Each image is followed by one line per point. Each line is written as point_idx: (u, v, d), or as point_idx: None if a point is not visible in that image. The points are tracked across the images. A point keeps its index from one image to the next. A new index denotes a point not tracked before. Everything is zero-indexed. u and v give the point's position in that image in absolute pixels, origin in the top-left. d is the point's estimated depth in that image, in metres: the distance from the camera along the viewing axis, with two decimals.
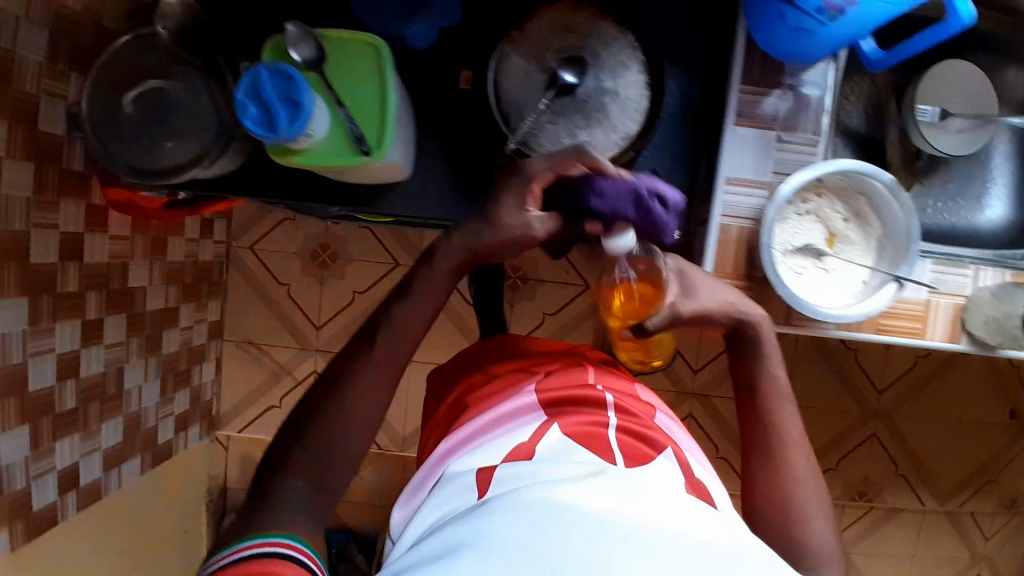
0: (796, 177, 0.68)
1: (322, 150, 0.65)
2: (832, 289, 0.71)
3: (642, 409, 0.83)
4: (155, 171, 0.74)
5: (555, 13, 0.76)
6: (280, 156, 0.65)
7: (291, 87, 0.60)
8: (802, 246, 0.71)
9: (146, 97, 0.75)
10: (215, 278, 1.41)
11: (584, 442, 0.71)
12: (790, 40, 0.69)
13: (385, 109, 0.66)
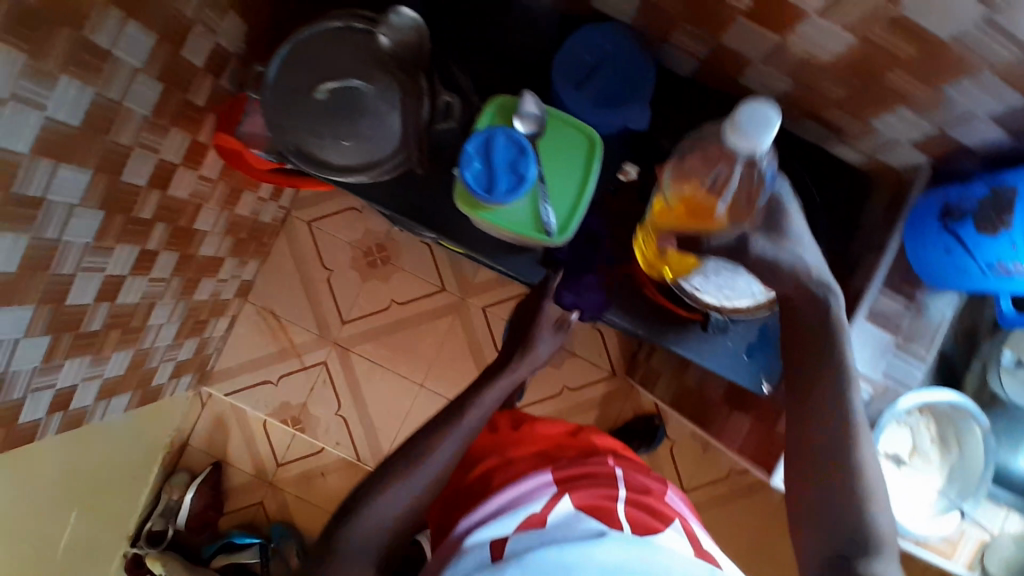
0: (921, 397, 0.76)
1: (509, 216, 0.66)
2: (905, 497, 0.81)
3: (645, 482, 0.81)
4: (325, 165, 0.75)
5: None
6: (469, 205, 0.66)
7: (521, 160, 0.63)
8: (889, 454, 0.81)
9: (340, 92, 0.73)
10: (265, 240, 1.38)
11: (591, 512, 0.70)
12: (944, 273, 0.76)
13: (580, 198, 0.68)
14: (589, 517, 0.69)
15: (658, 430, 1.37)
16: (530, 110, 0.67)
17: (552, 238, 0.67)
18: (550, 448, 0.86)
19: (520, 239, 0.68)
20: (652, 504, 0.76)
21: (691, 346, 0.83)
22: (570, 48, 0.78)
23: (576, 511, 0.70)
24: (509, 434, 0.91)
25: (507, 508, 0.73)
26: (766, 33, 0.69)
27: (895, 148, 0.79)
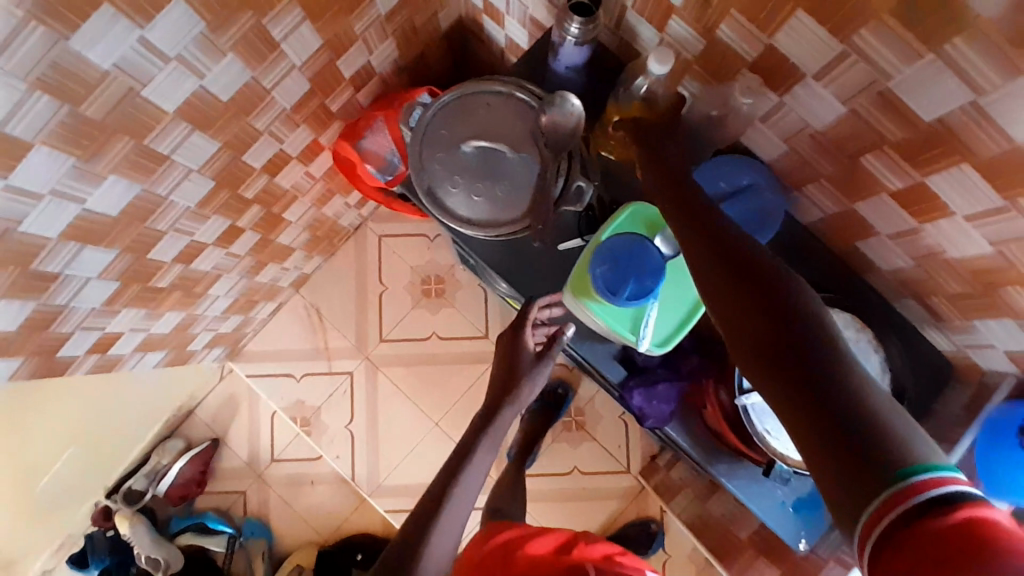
0: None
1: (617, 314, 0.74)
2: None
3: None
4: (450, 213, 0.80)
5: (845, 321, 0.85)
6: (587, 295, 0.74)
7: (650, 276, 0.72)
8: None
9: (488, 151, 0.80)
10: (335, 241, 1.40)
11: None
12: (1009, 479, 0.78)
13: (682, 325, 0.75)
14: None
15: (655, 538, 1.34)
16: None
17: (645, 349, 0.74)
18: (540, 567, 0.77)
19: (615, 336, 0.76)
20: None
21: (741, 485, 0.83)
22: (716, 165, 0.88)
23: None
24: (494, 552, 0.83)
25: None
26: (907, 215, 0.75)
27: (989, 353, 0.81)
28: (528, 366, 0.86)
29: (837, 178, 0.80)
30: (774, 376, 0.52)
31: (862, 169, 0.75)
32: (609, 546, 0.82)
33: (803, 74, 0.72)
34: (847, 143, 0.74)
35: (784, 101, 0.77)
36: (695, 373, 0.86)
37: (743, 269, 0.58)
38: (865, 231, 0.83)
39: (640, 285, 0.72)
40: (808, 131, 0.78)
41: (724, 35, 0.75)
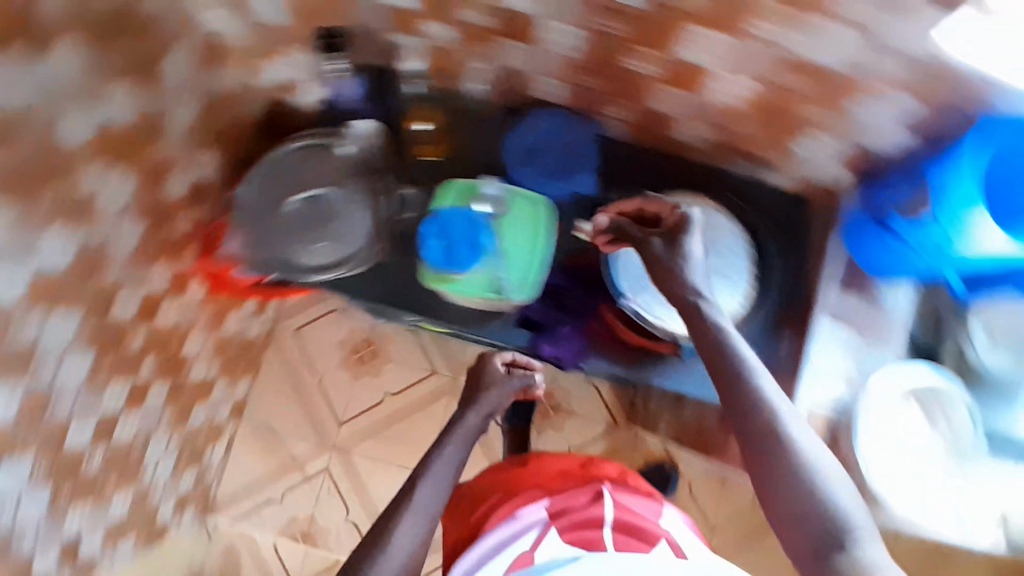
0: (885, 378, 0.84)
1: (473, 281, 0.88)
2: (901, 477, 0.82)
3: (636, 503, 0.82)
4: (305, 266, 0.88)
5: (681, 202, 0.91)
6: (440, 279, 0.88)
7: (476, 235, 0.87)
8: (893, 443, 0.83)
9: (310, 202, 0.89)
10: (253, 355, 1.40)
11: (578, 546, 0.74)
12: (889, 261, 0.84)
13: (529, 264, 0.89)
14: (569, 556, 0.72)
15: (671, 479, 1.35)
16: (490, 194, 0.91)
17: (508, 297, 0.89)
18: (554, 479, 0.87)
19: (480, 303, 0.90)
20: (637, 520, 0.78)
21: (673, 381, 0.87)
22: (513, 141, 0.95)
23: (564, 544, 0.74)
24: (507, 472, 0.91)
25: (504, 545, 0.76)
26: (683, 91, 0.81)
27: (819, 167, 0.86)
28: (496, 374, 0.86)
29: (620, 89, 0.85)
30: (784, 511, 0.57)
31: (627, 72, 0.81)
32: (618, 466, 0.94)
33: (537, 20, 0.76)
34: (605, 56, 0.80)
35: (539, 49, 0.82)
36: (582, 310, 0.90)
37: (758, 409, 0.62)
38: (666, 120, 0.89)
39: (475, 248, 0.87)
40: (573, 63, 0.83)
41: (464, 16, 0.79)
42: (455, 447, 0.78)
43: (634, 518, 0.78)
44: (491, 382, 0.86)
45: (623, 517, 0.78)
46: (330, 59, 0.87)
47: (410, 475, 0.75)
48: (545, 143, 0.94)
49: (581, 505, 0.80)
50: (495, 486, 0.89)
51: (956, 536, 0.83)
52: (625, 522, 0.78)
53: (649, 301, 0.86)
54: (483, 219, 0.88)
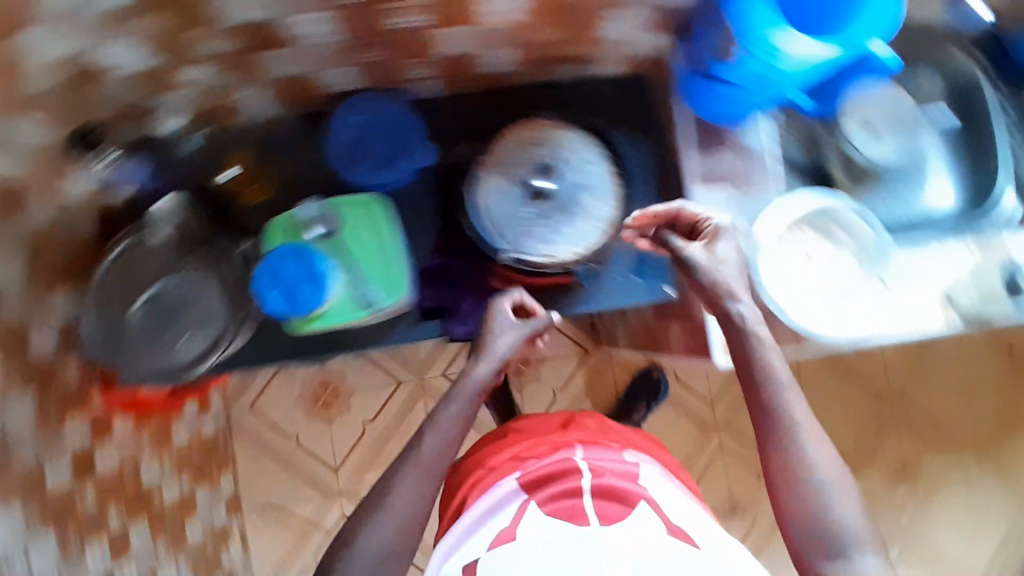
0: (765, 220, 0.79)
1: (338, 310, 0.81)
2: (823, 304, 0.78)
3: (615, 464, 0.83)
4: (182, 367, 0.80)
5: (517, 134, 0.85)
6: (309, 322, 0.80)
7: (312, 265, 0.80)
8: (795, 275, 0.79)
9: (154, 300, 0.80)
10: (221, 452, 1.34)
11: (559, 517, 0.76)
12: (728, 107, 0.80)
13: (388, 264, 0.83)
14: (554, 535, 0.74)
15: (660, 381, 1.46)
16: (312, 216, 0.83)
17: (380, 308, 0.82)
18: (540, 438, 0.90)
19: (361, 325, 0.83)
20: (623, 483, 0.79)
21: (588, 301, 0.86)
22: (335, 139, 0.84)
23: (544, 517, 0.76)
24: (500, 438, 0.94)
25: (486, 513, 0.80)
26: (461, 27, 0.75)
27: (635, 38, 0.82)
28: (504, 317, 0.81)
29: (403, 51, 0.78)
30: (787, 503, 0.66)
31: (398, 34, 0.74)
32: (611, 423, 0.96)
33: (277, 22, 0.67)
34: (364, 28, 0.72)
35: (298, 49, 0.73)
36: (471, 279, 0.87)
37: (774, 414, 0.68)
38: (469, 63, 0.82)
39: (315, 279, 0.80)
40: (340, 47, 0.75)
41: (206, 50, 0.69)
42: (450, 418, 0.77)
43: (613, 480, 0.79)
44: (494, 327, 0.81)
45: (601, 480, 0.79)
46: (95, 157, 0.70)
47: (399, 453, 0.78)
48: (364, 132, 0.86)
49: (558, 471, 0.81)
50: (485, 453, 0.92)
51: (891, 336, 0.78)
52: (604, 484, 0.79)
53: (528, 242, 0.84)
54: (313, 245, 0.81)
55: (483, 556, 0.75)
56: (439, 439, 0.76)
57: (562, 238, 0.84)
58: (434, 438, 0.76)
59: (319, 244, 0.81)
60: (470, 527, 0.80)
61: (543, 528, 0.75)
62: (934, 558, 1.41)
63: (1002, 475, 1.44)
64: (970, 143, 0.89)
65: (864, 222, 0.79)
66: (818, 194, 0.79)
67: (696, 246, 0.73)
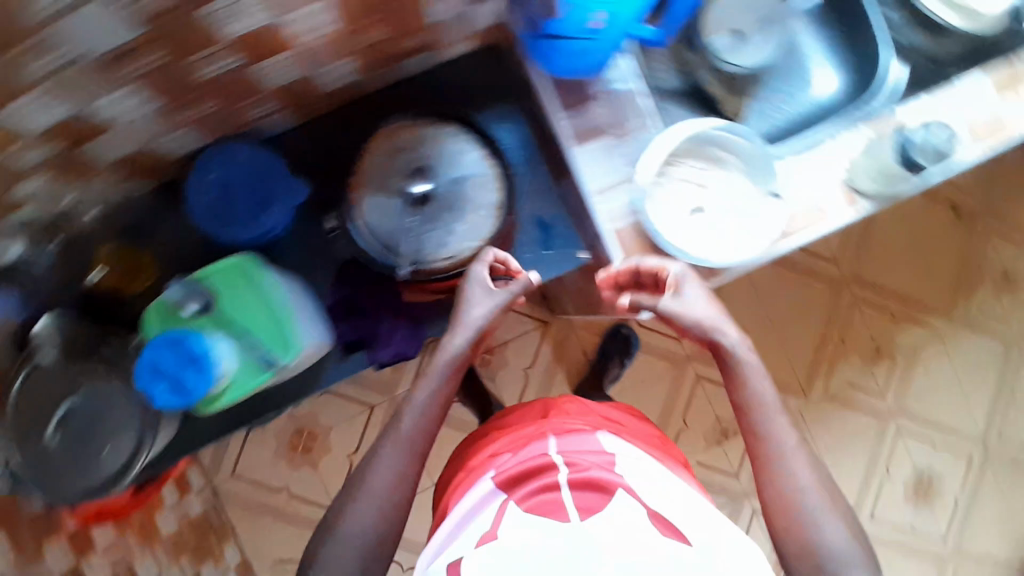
0: (645, 161, 0.76)
1: (230, 384, 0.70)
2: (723, 232, 0.78)
3: (597, 456, 0.73)
4: (110, 481, 0.78)
5: (382, 144, 0.81)
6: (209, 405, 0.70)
7: (186, 349, 0.66)
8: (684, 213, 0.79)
9: (65, 424, 0.77)
10: (217, 525, 1.33)
11: (536, 514, 0.66)
12: (577, 59, 0.75)
13: (272, 317, 0.70)
14: (534, 537, 0.63)
15: (632, 337, 1.45)
16: (179, 294, 0.70)
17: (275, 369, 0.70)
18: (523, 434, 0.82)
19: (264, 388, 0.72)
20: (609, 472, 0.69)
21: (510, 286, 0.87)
22: (194, 204, 0.79)
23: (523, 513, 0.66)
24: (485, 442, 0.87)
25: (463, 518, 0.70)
26: (281, 57, 0.70)
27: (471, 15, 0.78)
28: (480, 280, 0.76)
29: (233, 95, 0.73)
30: (779, 529, 0.66)
31: (215, 81, 0.69)
32: (607, 416, 0.86)
33: (84, 113, 0.63)
34: (176, 85, 0.67)
35: (121, 128, 0.69)
36: (381, 303, 0.86)
37: (765, 433, 0.70)
38: (309, 87, 0.78)
39: (194, 361, 0.66)
40: (163, 111, 0.70)
41: (29, 161, 0.63)
42: (411, 418, 0.72)
43: (593, 471, 0.69)
44: (470, 297, 0.76)
45: (582, 472, 0.69)
46: None
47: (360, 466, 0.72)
48: (225, 187, 0.80)
49: (533, 468, 0.71)
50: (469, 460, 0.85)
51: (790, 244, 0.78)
52: (585, 475, 0.68)
53: (423, 250, 0.80)
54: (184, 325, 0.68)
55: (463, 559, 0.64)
56: (402, 438, 0.71)
57: (455, 237, 0.81)
58: (395, 439, 0.71)
59: (193, 322, 0.69)
60: (446, 538, 0.69)
61: (520, 526, 0.65)
62: (928, 423, 1.43)
63: (974, 328, 1.45)
64: (838, 18, 0.93)
65: (746, 139, 0.77)
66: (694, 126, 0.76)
67: (666, 299, 0.73)
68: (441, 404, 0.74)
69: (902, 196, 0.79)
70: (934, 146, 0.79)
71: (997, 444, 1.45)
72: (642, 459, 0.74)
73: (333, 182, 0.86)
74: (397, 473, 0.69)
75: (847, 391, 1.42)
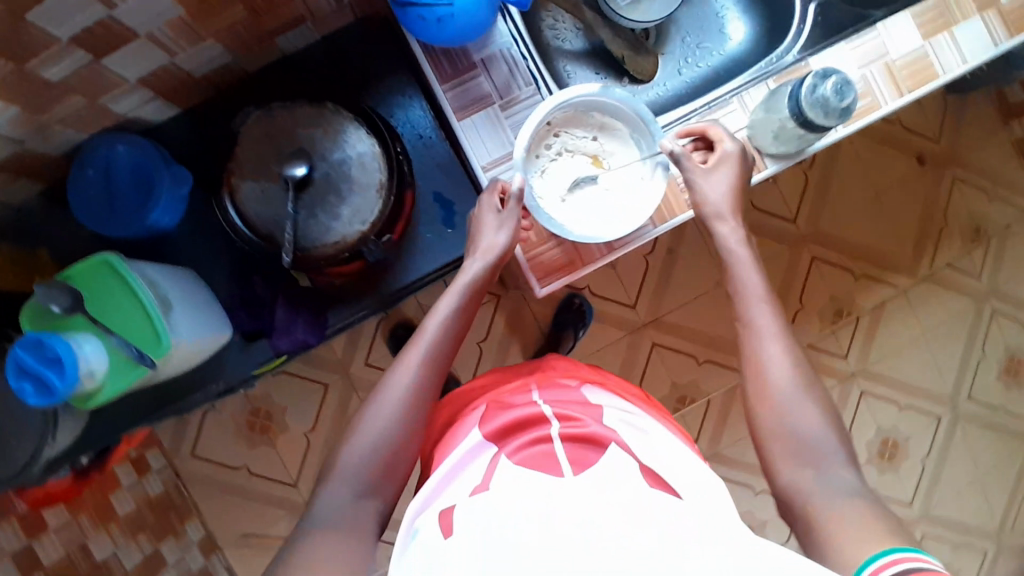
0: (521, 135, 0.72)
1: (110, 381, 0.70)
2: (616, 201, 0.75)
3: (586, 408, 0.64)
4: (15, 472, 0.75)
5: (258, 127, 0.79)
6: (87, 399, 0.70)
7: (47, 347, 0.64)
8: (575, 184, 0.76)
9: None
10: (179, 503, 1.31)
11: (526, 466, 0.56)
12: (450, 32, 0.71)
13: (150, 318, 0.70)
14: (525, 483, 0.53)
15: (584, 306, 1.40)
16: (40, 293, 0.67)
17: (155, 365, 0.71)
18: (506, 386, 0.72)
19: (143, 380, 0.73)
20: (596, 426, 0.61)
21: (419, 263, 0.87)
22: (78, 203, 0.77)
23: (515, 465, 0.56)
24: (461, 396, 0.76)
25: (451, 476, 0.60)
26: (136, 45, 0.66)
27: None
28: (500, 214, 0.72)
29: (96, 90, 0.70)
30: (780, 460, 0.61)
31: (73, 78, 0.66)
32: (600, 370, 0.77)
33: None
34: (30, 87, 0.63)
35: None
36: (276, 291, 0.86)
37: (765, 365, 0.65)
38: (180, 73, 0.76)
39: (56, 362, 0.64)
40: (26, 116, 0.67)
41: None
42: (406, 366, 0.67)
43: (587, 425, 0.60)
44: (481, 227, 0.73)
45: (577, 425, 0.60)
46: None
47: (350, 428, 0.65)
48: (106, 178, 0.77)
49: (521, 419, 0.62)
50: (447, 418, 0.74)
51: (687, 216, 0.78)
52: (580, 428, 0.59)
53: (308, 236, 0.77)
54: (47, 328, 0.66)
55: (452, 509, 0.53)
56: (394, 387, 0.66)
57: (342, 220, 0.78)
58: (386, 389, 0.66)
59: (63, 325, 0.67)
60: (429, 496, 0.59)
61: (509, 479, 0.54)
62: (897, 384, 1.39)
63: (942, 284, 1.39)
64: None
65: (628, 106, 0.74)
66: (569, 92, 0.71)
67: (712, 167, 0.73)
68: (438, 349, 0.68)
69: (805, 151, 0.77)
70: (829, 105, 0.69)
71: (967, 403, 1.41)
72: (630, 413, 0.66)
73: (219, 166, 0.82)
74: (385, 430, 0.64)
75: (811, 354, 1.36)
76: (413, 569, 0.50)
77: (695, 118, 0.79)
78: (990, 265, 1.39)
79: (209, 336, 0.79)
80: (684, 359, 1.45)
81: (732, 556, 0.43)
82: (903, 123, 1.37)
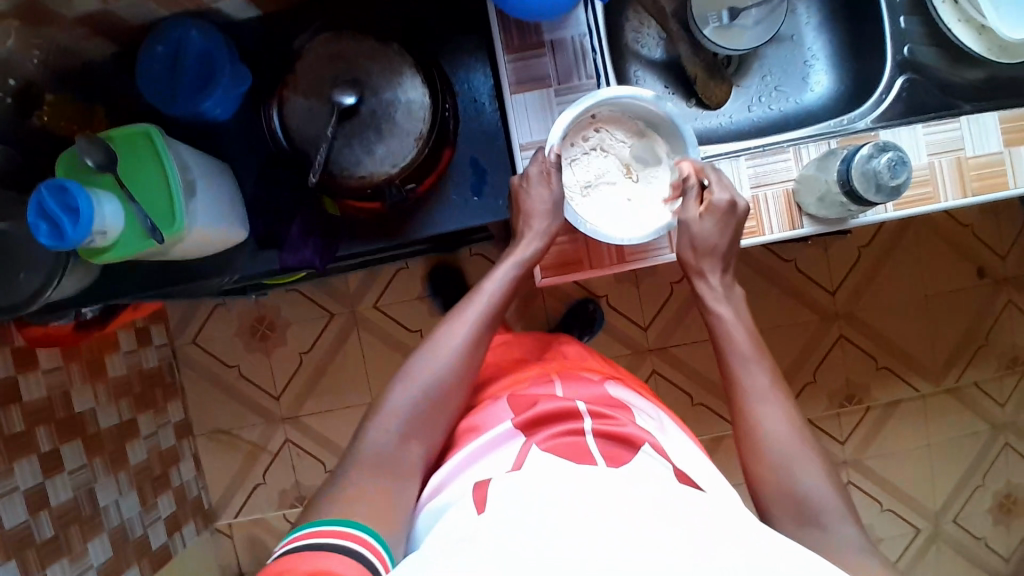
0: (560, 122, 0.71)
1: (121, 243, 0.72)
2: (635, 211, 0.75)
3: (616, 409, 0.67)
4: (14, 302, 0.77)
5: (323, 50, 0.80)
6: (88, 257, 0.73)
7: (68, 196, 0.66)
8: (598, 182, 0.76)
9: None
10: (168, 381, 1.37)
11: (556, 456, 0.58)
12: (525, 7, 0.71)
13: (172, 197, 0.73)
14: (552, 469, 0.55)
15: (597, 313, 1.39)
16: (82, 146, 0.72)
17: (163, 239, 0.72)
18: (534, 372, 0.75)
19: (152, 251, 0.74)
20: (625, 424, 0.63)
21: (438, 219, 0.88)
22: (146, 72, 0.80)
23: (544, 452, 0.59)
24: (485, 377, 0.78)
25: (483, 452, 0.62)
26: None
27: None
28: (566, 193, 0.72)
29: None
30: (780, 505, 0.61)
31: None
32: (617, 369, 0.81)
33: None
34: None
35: None
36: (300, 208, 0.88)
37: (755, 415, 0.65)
38: None
39: (73, 212, 0.66)
40: None
41: None
42: (460, 327, 0.69)
43: (624, 425, 0.63)
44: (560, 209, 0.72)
45: (613, 424, 0.63)
46: None
47: (400, 375, 0.67)
48: (177, 57, 0.80)
49: (554, 412, 0.64)
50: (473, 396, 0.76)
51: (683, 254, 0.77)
52: (615, 427, 0.62)
53: (338, 161, 0.79)
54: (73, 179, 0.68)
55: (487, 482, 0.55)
56: (452, 342, 0.68)
57: (375, 157, 0.79)
58: (441, 341, 0.68)
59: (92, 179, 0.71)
60: (457, 467, 0.63)
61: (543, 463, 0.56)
62: (887, 487, 1.33)
63: (962, 401, 1.33)
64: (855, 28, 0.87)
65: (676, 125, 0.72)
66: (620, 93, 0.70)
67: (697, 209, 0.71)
68: (496, 310, 0.71)
69: (843, 222, 0.75)
70: (881, 179, 0.67)
71: (954, 528, 1.34)
72: (651, 421, 0.69)
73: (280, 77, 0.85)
74: (434, 383, 0.66)
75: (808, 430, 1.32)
76: (440, 533, 0.51)
77: (746, 156, 0.76)
78: (1016, 398, 1.33)
79: (222, 233, 0.82)
80: (679, 396, 1.43)
81: (743, 551, 0.43)
82: (975, 229, 1.30)
